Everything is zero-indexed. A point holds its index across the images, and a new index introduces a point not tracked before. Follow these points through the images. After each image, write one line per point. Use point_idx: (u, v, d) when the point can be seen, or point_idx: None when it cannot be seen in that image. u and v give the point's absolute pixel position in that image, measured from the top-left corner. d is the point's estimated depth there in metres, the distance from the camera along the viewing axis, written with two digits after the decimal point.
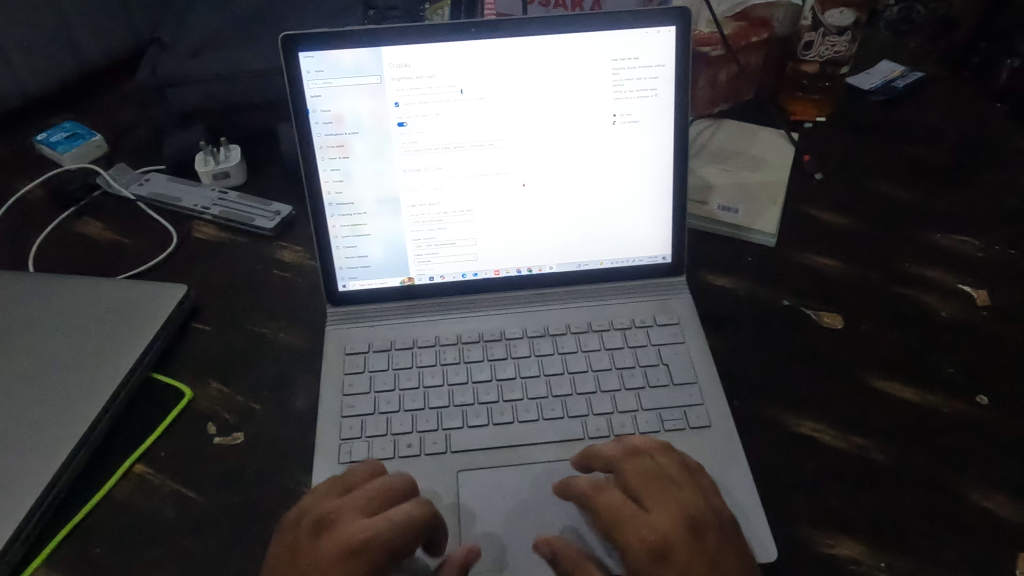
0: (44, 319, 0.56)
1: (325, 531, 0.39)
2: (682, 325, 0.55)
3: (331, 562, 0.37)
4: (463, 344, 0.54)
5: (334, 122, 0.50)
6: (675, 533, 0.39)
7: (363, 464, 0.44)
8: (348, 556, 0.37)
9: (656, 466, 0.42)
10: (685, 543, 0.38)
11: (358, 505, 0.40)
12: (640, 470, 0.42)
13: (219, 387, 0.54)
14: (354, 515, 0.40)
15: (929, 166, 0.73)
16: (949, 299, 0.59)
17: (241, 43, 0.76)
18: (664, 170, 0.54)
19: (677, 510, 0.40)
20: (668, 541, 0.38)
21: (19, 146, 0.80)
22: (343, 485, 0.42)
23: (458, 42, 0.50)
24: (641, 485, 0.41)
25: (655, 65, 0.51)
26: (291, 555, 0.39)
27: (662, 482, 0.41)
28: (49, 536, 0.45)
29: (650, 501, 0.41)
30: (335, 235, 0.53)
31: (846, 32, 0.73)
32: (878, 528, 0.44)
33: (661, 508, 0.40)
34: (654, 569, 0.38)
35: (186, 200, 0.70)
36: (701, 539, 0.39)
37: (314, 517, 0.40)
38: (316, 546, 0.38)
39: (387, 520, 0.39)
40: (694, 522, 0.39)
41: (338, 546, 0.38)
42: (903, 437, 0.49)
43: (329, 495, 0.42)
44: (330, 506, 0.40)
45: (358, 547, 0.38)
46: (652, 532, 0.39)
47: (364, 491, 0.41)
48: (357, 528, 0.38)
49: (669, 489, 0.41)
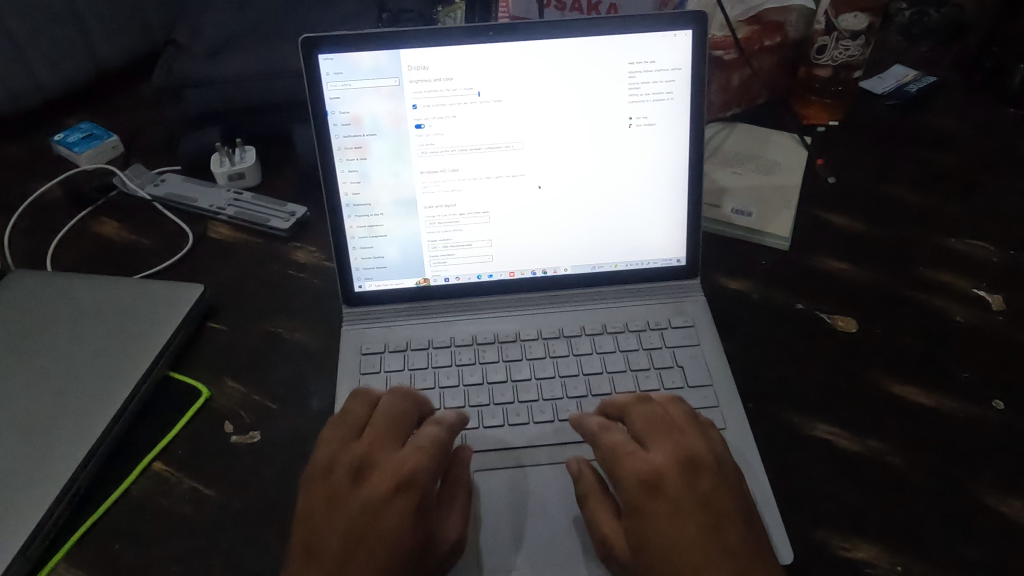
0: (63, 317, 0.56)
1: (365, 471, 0.40)
2: (696, 327, 0.55)
3: (382, 497, 0.39)
4: (478, 345, 0.54)
5: (352, 124, 0.51)
6: (669, 469, 0.40)
7: (354, 399, 0.45)
8: (401, 489, 0.39)
9: (662, 413, 0.44)
10: (678, 478, 0.39)
11: (382, 441, 0.42)
12: (646, 416, 0.43)
13: (236, 386, 0.55)
14: (388, 452, 0.41)
15: (942, 170, 0.73)
16: (963, 303, 0.59)
17: (256, 45, 0.76)
18: (679, 173, 0.54)
19: (677, 451, 0.41)
20: (661, 475, 0.40)
21: (37, 147, 0.81)
22: (353, 426, 0.43)
23: (476, 45, 0.50)
24: (646, 429, 0.43)
25: (671, 69, 0.52)
26: (328, 498, 0.40)
27: (666, 426, 0.43)
28: (69, 532, 0.45)
29: (653, 443, 0.42)
30: (352, 236, 0.54)
31: (860, 37, 0.73)
32: (894, 532, 0.44)
33: (662, 449, 0.41)
34: (649, 498, 0.39)
35: (202, 200, 0.71)
36: (698, 477, 0.40)
37: (349, 459, 0.41)
38: (360, 485, 0.40)
39: (421, 449, 0.41)
40: (691, 460, 0.40)
41: (388, 481, 0.40)
42: (918, 441, 0.49)
43: (345, 438, 0.43)
44: (358, 448, 0.42)
45: (408, 479, 0.40)
46: (647, 466, 0.40)
47: (377, 429, 0.43)
48: (399, 462, 0.40)
49: (672, 434, 0.42)
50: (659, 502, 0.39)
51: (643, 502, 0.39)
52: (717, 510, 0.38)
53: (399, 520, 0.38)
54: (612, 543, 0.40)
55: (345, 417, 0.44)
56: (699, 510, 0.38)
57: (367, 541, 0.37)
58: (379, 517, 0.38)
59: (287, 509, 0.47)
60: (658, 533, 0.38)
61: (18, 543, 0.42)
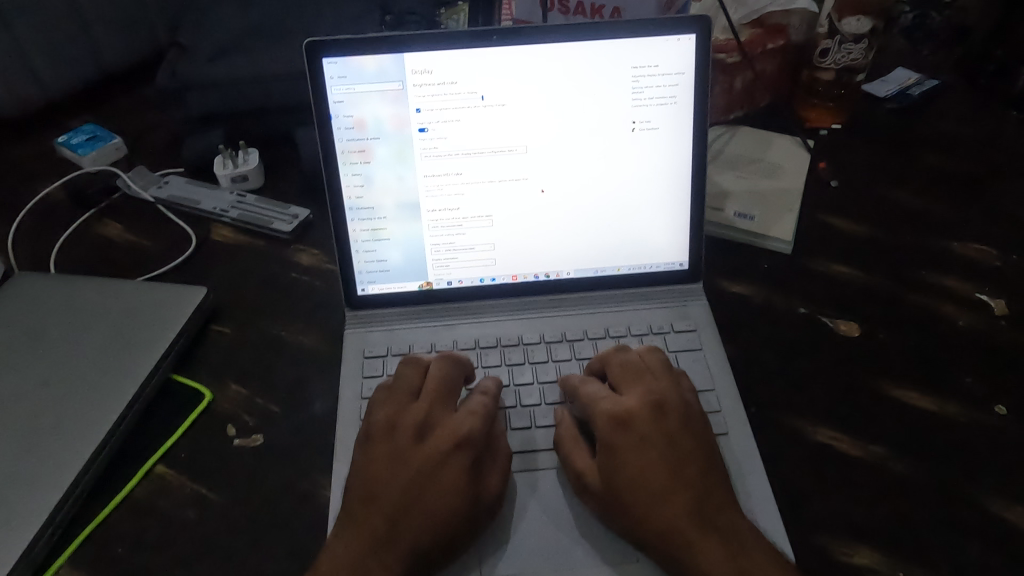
0: (67, 319, 0.56)
1: (427, 430, 0.44)
2: (699, 332, 0.55)
3: (442, 454, 0.43)
4: (481, 349, 0.54)
5: (356, 128, 0.51)
6: (638, 408, 0.44)
7: (408, 366, 0.48)
8: (459, 448, 0.43)
9: (637, 362, 0.48)
10: (645, 416, 0.43)
11: (441, 405, 0.46)
12: (622, 365, 0.48)
13: (239, 389, 0.55)
14: (445, 413, 0.45)
15: (945, 174, 0.73)
16: (966, 307, 0.59)
17: (259, 48, 0.76)
18: (682, 177, 0.54)
19: (644, 393, 0.45)
20: (630, 412, 0.44)
21: (40, 148, 0.81)
22: (409, 389, 0.47)
23: (480, 49, 0.50)
24: (620, 376, 0.47)
25: (674, 73, 0.52)
26: (389, 452, 0.43)
27: (637, 372, 0.47)
28: (72, 535, 0.46)
29: (625, 388, 0.46)
30: (355, 240, 0.54)
31: (863, 40, 0.73)
32: (897, 538, 0.44)
33: (632, 392, 0.46)
34: (614, 432, 0.43)
35: (205, 203, 0.71)
36: (663, 415, 0.44)
37: (412, 417, 0.44)
38: (422, 442, 0.43)
39: (475, 414, 0.45)
40: (660, 401, 0.44)
41: (449, 439, 0.43)
42: (921, 446, 0.49)
43: (403, 401, 0.46)
44: (419, 408, 0.45)
45: (465, 439, 0.43)
46: (617, 407, 0.44)
47: (435, 391, 0.46)
48: (458, 424, 0.44)
49: (643, 379, 0.46)
50: (628, 436, 0.43)
51: (614, 437, 0.43)
52: (686, 449, 0.42)
53: (458, 476, 0.42)
54: (586, 477, 0.43)
55: (399, 381, 0.47)
56: (669, 445, 0.42)
57: (432, 497, 0.41)
58: (438, 472, 0.42)
59: (290, 512, 0.47)
60: (628, 465, 0.42)
61: (21, 545, 0.42)
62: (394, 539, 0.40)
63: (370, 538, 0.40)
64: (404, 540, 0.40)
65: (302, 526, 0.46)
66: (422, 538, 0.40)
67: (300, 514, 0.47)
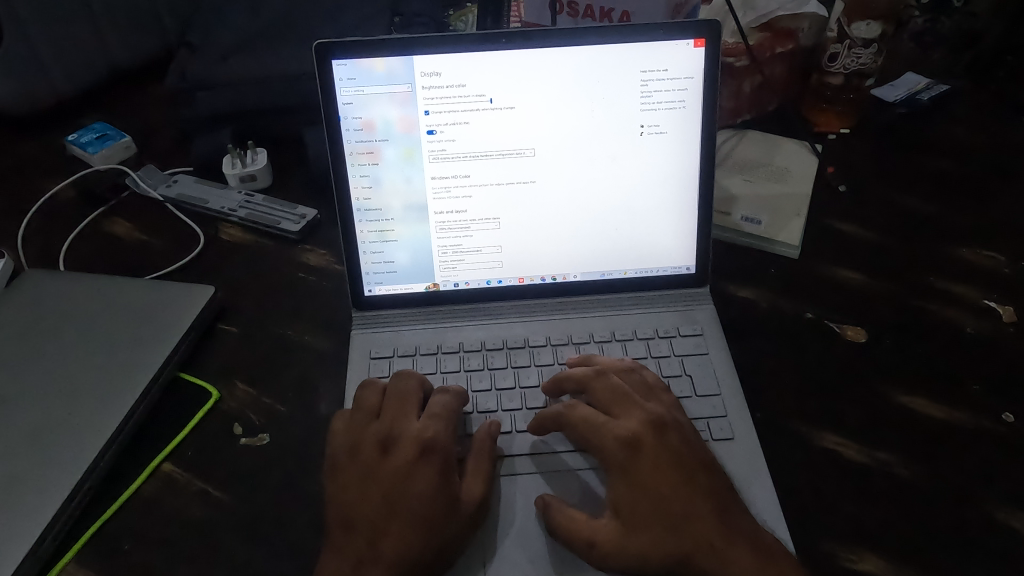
0: (76, 316, 0.57)
1: (392, 443, 0.45)
2: (705, 336, 0.55)
3: (410, 462, 0.44)
4: (487, 351, 0.54)
5: (364, 129, 0.51)
6: (643, 431, 0.44)
7: (365, 389, 0.49)
8: (425, 454, 0.44)
9: (619, 384, 0.48)
10: (652, 438, 0.44)
11: (402, 417, 0.47)
12: (609, 387, 0.48)
13: (246, 387, 0.55)
14: (407, 424, 0.46)
15: (953, 180, 0.73)
16: (974, 315, 0.59)
17: (268, 48, 0.77)
18: (687, 182, 0.54)
19: (641, 415, 0.45)
20: (636, 436, 0.44)
21: (52, 147, 0.82)
22: (370, 409, 0.47)
23: (490, 52, 0.50)
24: (608, 400, 0.47)
25: (683, 77, 0.52)
26: (361, 470, 0.44)
27: (625, 395, 0.47)
28: (79, 532, 0.46)
29: (618, 412, 0.46)
30: (363, 241, 0.54)
31: (872, 45, 0.72)
32: (902, 545, 0.44)
33: (629, 414, 0.46)
34: (629, 457, 0.43)
35: (213, 202, 0.71)
36: (664, 435, 0.44)
37: (377, 434, 0.45)
38: (389, 457, 0.44)
39: (438, 418, 0.46)
40: (658, 420, 0.45)
41: (414, 447, 0.44)
42: (927, 453, 0.49)
43: (365, 420, 0.47)
44: (382, 425, 0.46)
45: (430, 446, 0.44)
46: (623, 431, 0.45)
47: (394, 409, 0.47)
48: (421, 431, 0.45)
49: (633, 401, 0.47)
50: (640, 460, 0.43)
51: (628, 464, 0.43)
52: (692, 463, 0.43)
53: (429, 480, 0.43)
54: (602, 539, 0.41)
55: (359, 405, 0.48)
56: (676, 463, 0.43)
57: (408, 504, 0.42)
58: (411, 479, 0.43)
59: (296, 512, 0.47)
60: (645, 490, 0.42)
61: (28, 541, 0.43)
62: (380, 555, 0.40)
63: (355, 555, 0.40)
64: (391, 548, 0.40)
65: (306, 526, 0.46)
66: (408, 547, 0.40)
67: (305, 513, 0.47)
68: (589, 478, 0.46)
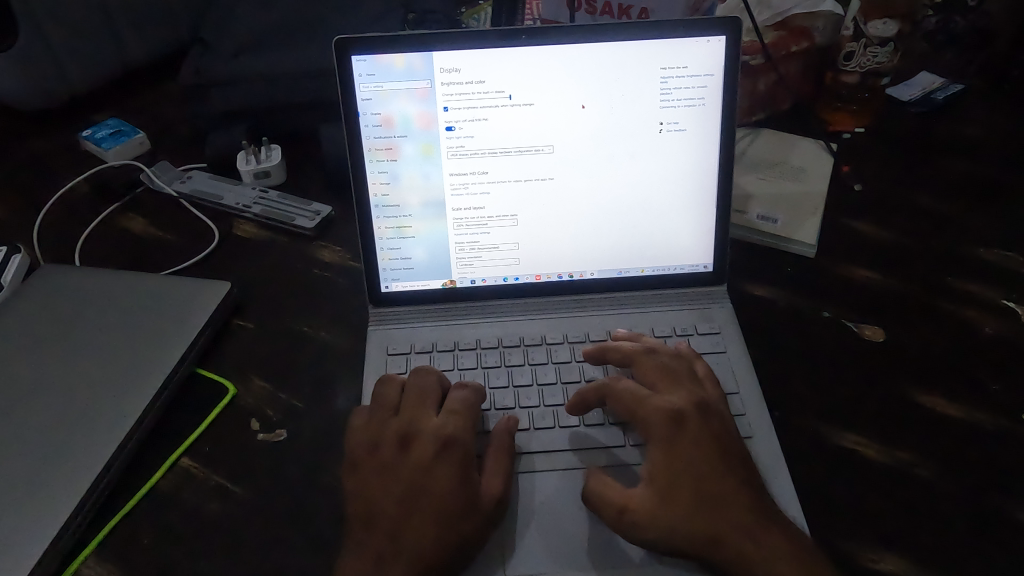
0: (93, 311, 0.57)
1: (411, 438, 0.45)
2: (722, 335, 0.55)
3: (429, 459, 0.44)
4: (504, 348, 0.54)
5: (384, 125, 0.51)
6: (687, 407, 0.45)
7: (384, 385, 0.49)
8: (445, 450, 0.44)
9: (667, 362, 0.49)
10: (695, 414, 0.45)
11: (421, 413, 0.47)
12: (657, 365, 0.49)
13: (262, 383, 0.55)
14: (426, 419, 0.46)
15: (969, 179, 0.73)
16: (993, 315, 0.58)
17: (282, 45, 0.77)
18: (705, 179, 0.54)
19: (686, 394, 0.46)
20: (681, 410, 0.45)
21: (66, 143, 0.82)
22: (390, 405, 0.47)
23: (509, 49, 0.50)
24: (655, 376, 0.48)
25: (703, 75, 0.51)
26: (379, 467, 0.44)
27: (674, 375, 0.48)
28: (98, 526, 0.46)
29: (663, 388, 0.47)
30: (381, 237, 0.54)
31: (888, 44, 0.73)
32: (923, 544, 0.44)
33: (674, 392, 0.47)
34: (671, 430, 0.44)
35: (228, 198, 0.71)
36: (707, 415, 0.45)
37: (396, 430, 0.45)
38: (409, 453, 0.44)
39: (456, 414, 0.46)
40: (703, 402, 0.46)
41: (434, 443, 0.44)
42: (947, 454, 0.49)
43: (382, 416, 0.47)
44: (401, 421, 0.46)
45: (450, 441, 0.44)
46: (668, 404, 0.45)
47: (412, 405, 0.47)
48: (440, 427, 0.45)
49: (680, 380, 0.48)
50: (683, 433, 0.44)
51: (670, 435, 0.44)
52: (730, 447, 0.44)
53: (448, 477, 0.43)
54: (637, 507, 0.42)
55: (377, 400, 0.48)
56: (716, 441, 0.43)
57: (427, 500, 0.42)
58: (430, 477, 0.43)
59: (313, 509, 0.47)
60: (685, 463, 0.42)
61: (48, 536, 0.43)
62: (400, 551, 0.40)
63: (376, 550, 0.40)
64: (413, 545, 0.40)
65: (326, 522, 0.46)
66: (429, 542, 0.40)
67: (323, 509, 0.47)
68: (609, 474, 0.46)
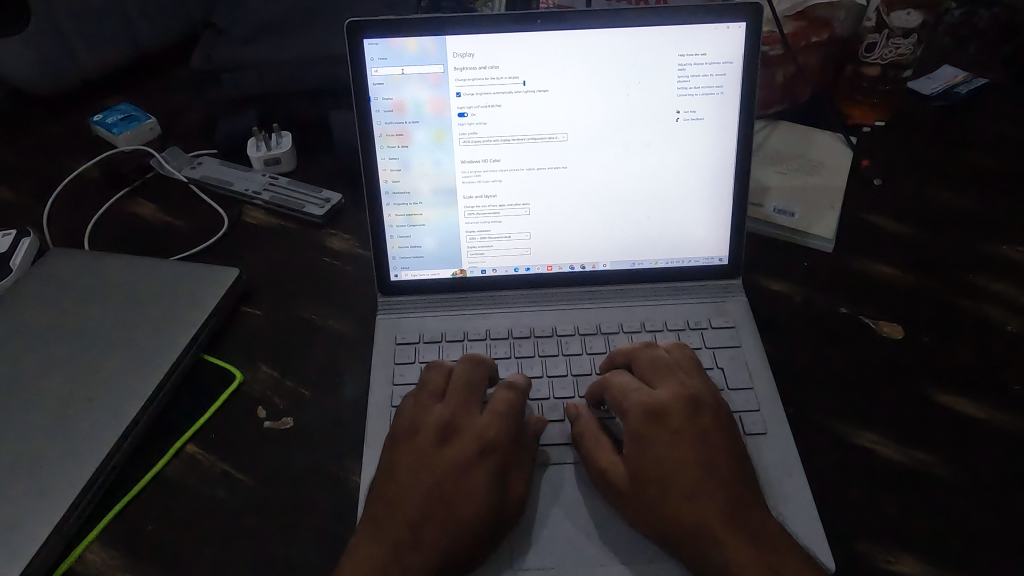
0: (101, 295, 0.56)
1: (452, 434, 0.44)
2: (737, 329, 0.54)
3: (466, 459, 0.42)
4: (514, 339, 0.54)
5: (395, 111, 0.50)
6: (672, 402, 0.44)
7: (432, 368, 0.48)
8: (483, 455, 0.43)
9: (665, 357, 0.48)
10: (679, 410, 0.43)
11: (463, 407, 0.45)
12: (650, 360, 0.48)
13: (268, 371, 0.54)
14: (468, 418, 0.45)
15: (991, 175, 0.71)
16: (1016, 313, 0.57)
17: (295, 32, 0.76)
18: (722, 169, 0.53)
19: (677, 388, 0.45)
20: (664, 407, 0.44)
21: (77, 128, 0.82)
22: (435, 389, 0.47)
23: (525, 32, 0.49)
24: (649, 371, 0.47)
25: (722, 62, 0.50)
26: (414, 454, 0.43)
27: (669, 366, 0.47)
28: (105, 509, 0.46)
29: (657, 380, 0.46)
30: (391, 225, 0.53)
31: (912, 35, 0.70)
32: (938, 546, 0.43)
33: (665, 386, 0.45)
34: (649, 426, 0.43)
35: (239, 184, 0.71)
36: (697, 412, 0.43)
37: (436, 422, 0.44)
38: (446, 448, 0.43)
39: (498, 414, 0.45)
40: (693, 397, 0.44)
41: (475, 444, 0.43)
42: (966, 455, 0.47)
43: (428, 401, 0.46)
44: (444, 411, 0.45)
45: (489, 445, 0.43)
46: (651, 399, 0.44)
47: (459, 394, 0.46)
48: (482, 428, 0.44)
49: (675, 374, 0.46)
50: (660, 429, 0.43)
51: (642, 428, 0.43)
52: (721, 449, 0.42)
53: (484, 480, 0.42)
54: (611, 476, 0.43)
55: (424, 384, 0.47)
56: (701, 441, 0.42)
57: (447, 504, 0.40)
58: (462, 476, 0.42)
59: (318, 498, 0.46)
60: (656, 462, 0.42)
61: (52, 520, 0.42)
62: (419, 543, 0.39)
63: (394, 539, 0.39)
64: (427, 547, 0.39)
65: (329, 512, 0.46)
66: (443, 543, 0.39)
67: (328, 499, 0.46)
68: None
